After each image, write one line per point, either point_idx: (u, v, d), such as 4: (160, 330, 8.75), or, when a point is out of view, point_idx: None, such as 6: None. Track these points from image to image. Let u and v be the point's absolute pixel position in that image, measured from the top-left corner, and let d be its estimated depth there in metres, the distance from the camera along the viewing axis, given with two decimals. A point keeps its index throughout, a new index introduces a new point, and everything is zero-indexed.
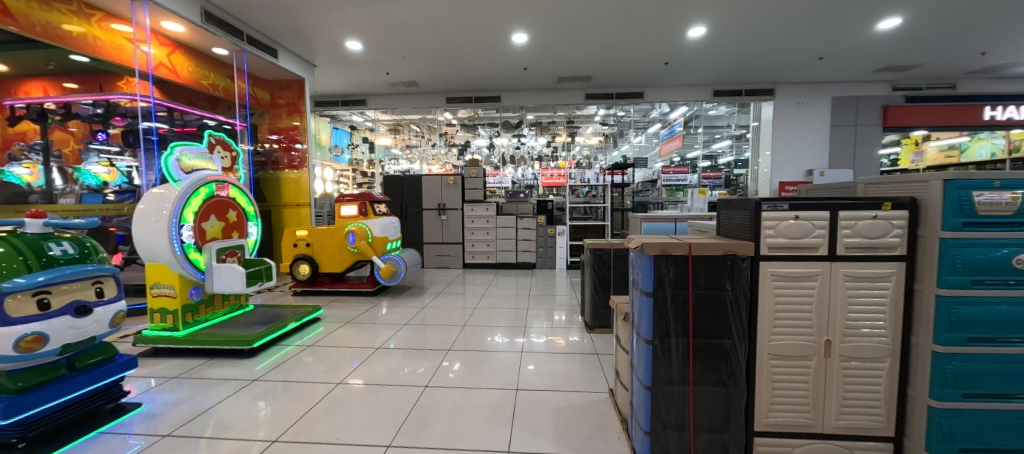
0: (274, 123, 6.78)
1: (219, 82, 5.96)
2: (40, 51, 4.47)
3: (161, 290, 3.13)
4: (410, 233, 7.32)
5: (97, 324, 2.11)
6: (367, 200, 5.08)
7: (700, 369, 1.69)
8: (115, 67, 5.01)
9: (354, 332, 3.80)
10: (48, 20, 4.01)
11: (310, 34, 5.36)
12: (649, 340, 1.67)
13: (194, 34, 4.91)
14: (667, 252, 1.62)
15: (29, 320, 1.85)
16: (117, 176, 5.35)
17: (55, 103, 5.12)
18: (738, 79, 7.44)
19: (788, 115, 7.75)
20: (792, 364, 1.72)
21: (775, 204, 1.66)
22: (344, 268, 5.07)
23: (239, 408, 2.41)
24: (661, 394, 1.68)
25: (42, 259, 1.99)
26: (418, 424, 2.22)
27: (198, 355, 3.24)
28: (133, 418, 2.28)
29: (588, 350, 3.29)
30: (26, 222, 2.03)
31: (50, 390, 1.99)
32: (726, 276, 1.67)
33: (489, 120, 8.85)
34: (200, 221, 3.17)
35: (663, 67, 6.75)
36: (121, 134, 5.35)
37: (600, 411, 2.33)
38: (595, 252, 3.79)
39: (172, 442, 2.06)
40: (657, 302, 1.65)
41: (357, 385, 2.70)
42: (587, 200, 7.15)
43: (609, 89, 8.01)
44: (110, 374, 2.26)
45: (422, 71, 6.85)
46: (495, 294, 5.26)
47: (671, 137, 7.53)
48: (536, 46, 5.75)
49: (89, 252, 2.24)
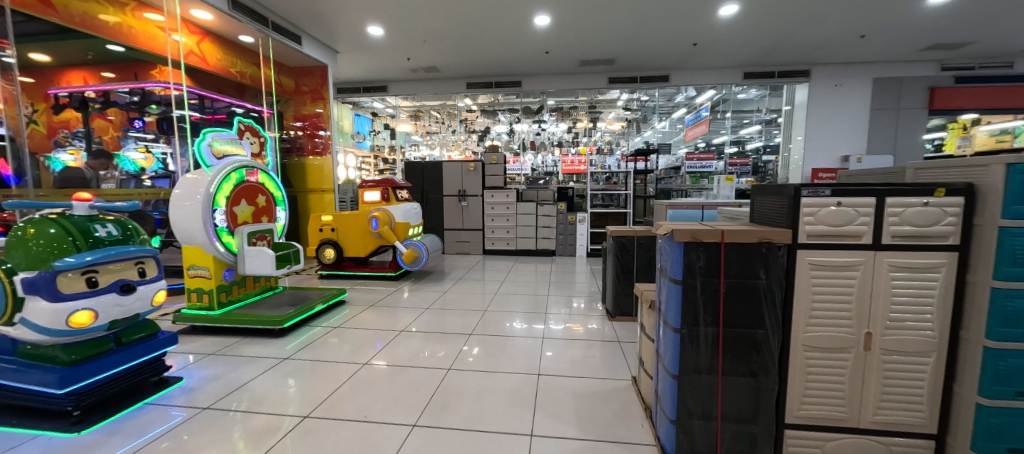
0: (299, 109, 6.89)
1: (245, 69, 6.03)
2: (79, 41, 4.66)
3: (197, 271, 3.28)
4: (431, 219, 7.40)
5: (140, 302, 2.23)
6: (389, 186, 5.11)
7: (731, 359, 1.64)
8: (149, 55, 5.16)
9: (377, 315, 3.88)
10: (84, 11, 4.18)
11: (332, 20, 5.38)
12: (677, 328, 1.65)
13: (221, 22, 5.01)
14: (697, 239, 1.58)
15: (79, 296, 1.98)
16: (153, 162, 5.49)
17: (94, 91, 5.34)
18: (770, 60, 7.09)
19: (824, 98, 7.36)
20: (828, 357, 1.66)
21: (816, 190, 1.58)
22: (367, 253, 5.15)
23: (271, 384, 2.52)
24: (687, 383, 1.66)
25: (90, 240, 2.10)
26: (441, 404, 2.27)
27: (233, 333, 3.40)
28: (175, 391, 2.42)
29: (608, 338, 3.28)
30: (75, 205, 2.15)
31: (100, 363, 2.12)
32: (760, 265, 1.61)
33: (509, 106, 8.76)
34: (232, 206, 3.26)
35: (690, 49, 6.48)
36: (156, 122, 5.55)
37: (622, 398, 2.32)
38: (617, 239, 3.71)
39: (210, 416, 2.17)
40: (686, 289, 1.62)
41: (380, 366, 2.77)
42: (606, 187, 6.97)
43: (633, 73, 7.73)
44: (152, 350, 2.38)
45: (442, 56, 6.79)
46: (515, 281, 5.27)
47: (696, 122, 7.18)
48: (558, 28, 5.59)
49: (131, 234, 2.35)
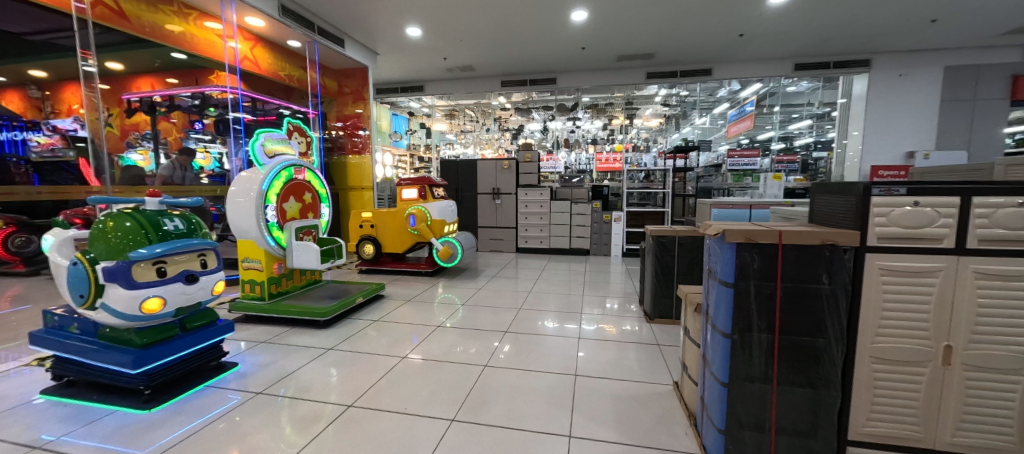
0: (341, 110, 7.16)
1: (294, 73, 6.44)
2: (147, 50, 5.07)
3: (250, 264, 3.50)
4: (465, 217, 7.49)
5: (203, 291, 2.39)
6: (426, 184, 5.22)
7: (787, 368, 1.54)
8: (207, 62, 5.54)
9: (414, 310, 3.98)
10: (155, 21, 4.56)
11: (374, 22, 5.54)
12: (727, 333, 1.56)
13: (272, 28, 5.29)
14: (751, 240, 1.49)
15: (151, 285, 2.15)
16: (211, 161, 5.91)
17: (161, 96, 5.65)
18: (823, 50, 6.64)
19: (885, 90, 6.80)
20: (898, 371, 1.53)
21: (889, 189, 1.46)
22: (404, 249, 5.28)
23: (315, 373, 2.63)
24: (738, 391, 1.58)
25: (159, 233, 2.28)
26: (478, 401, 2.28)
27: (281, 323, 3.59)
28: (230, 376, 2.59)
29: (646, 340, 3.18)
30: (146, 201, 2.33)
31: (168, 347, 2.29)
32: (822, 269, 1.50)
33: (543, 103, 8.73)
34: (282, 202, 3.44)
35: (735, 40, 6.16)
36: (213, 123, 5.85)
37: (663, 403, 2.24)
38: (657, 239, 3.56)
39: (261, 400, 2.30)
40: (738, 293, 1.53)
41: (416, 360, 2.83)
42: (644, 185, 6.83)
43: (672, 67, 7.48)
44: (212, 337, 2.55)
45: (477, 54, 6.84)
46: (548, 279, 5.23)
47: (740, 117, 6.83)
48: (595, 23, 5.48)
49: (195, 228, 2.51)
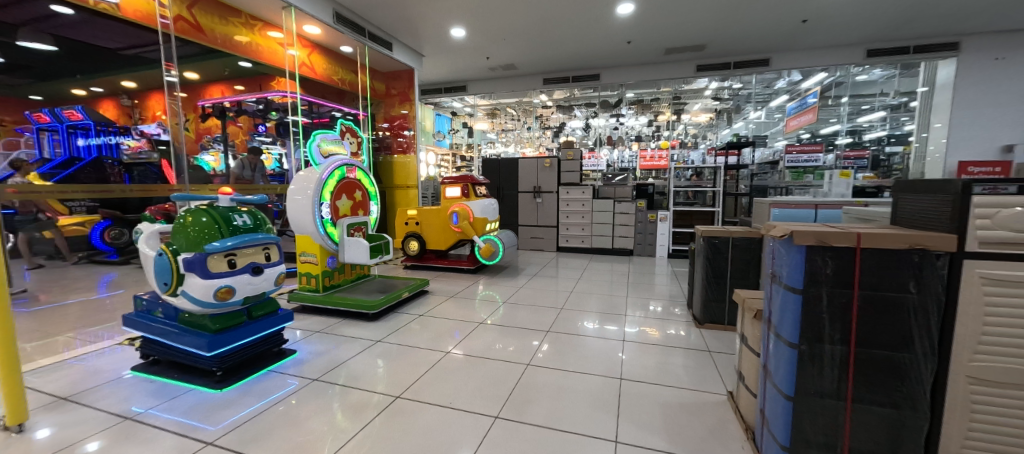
0: (388, 112, 7.44)
1: (346, 76, 6.69)
2: (217, 61, 5.51)
3: (307, 258, 3.74)
4: (506, 215, 7.53)
5: (267, 282, 2.57)
6: (468, 182, 5.29)
7: (865, 385, 1.40)
8: (270, 69, 5.95)
9: (456, 306, 4.06)
10: (226, 33, 4.97)
11: (420, 25, 5.70)
12: (794, 344, 1.45)
13: (327, 35, 5.60)
14: (824, 243, 1.37)
15: (223, 275, 2.35)
16: (272, 161, 6.35)
17: (230, 102, 6.15)
18: (901, 34, 6.00)
19: (976, 76, 6.05)
20: (1001, 393, 1.35)
21: (994, 187, 1.30)
22: (446, 246, 5.40)
23: (365, 363, 2.76)
24: (805, 406, 1.46)
25: (230, 227, 2.48)
26: (522, 400, 2.28)
27: (333, 314, 3.80)
28: (289, 362, 2.77)
29: (696, 346, 3.03)
30: (219, 198, 2.57)
31: (237, 332, 2.49)
32: (909, 275, 1.34)
33: (586, 100, 8.57)
34: (335, 200, 3.63)
35: (798, 26, 5.70)
36: (275, 126, 6.40)
37: (716, 413, 2.13)
38: (708, 240, 3.37)
39: (317, 386, 2.44)
40: (807, 300, 1.42)
41: (458, 356, 2.88)
42: (692, 183, 6.49)
43: (725, 58, 7.09)
44: (274, 325, 2.74)
45: (519, 53, 6.85)
46: (590, 280, 5.14)
47: (801, 110, 6.31)
48: (642, 15, 5.29)
49: (260, 223, 2.71)
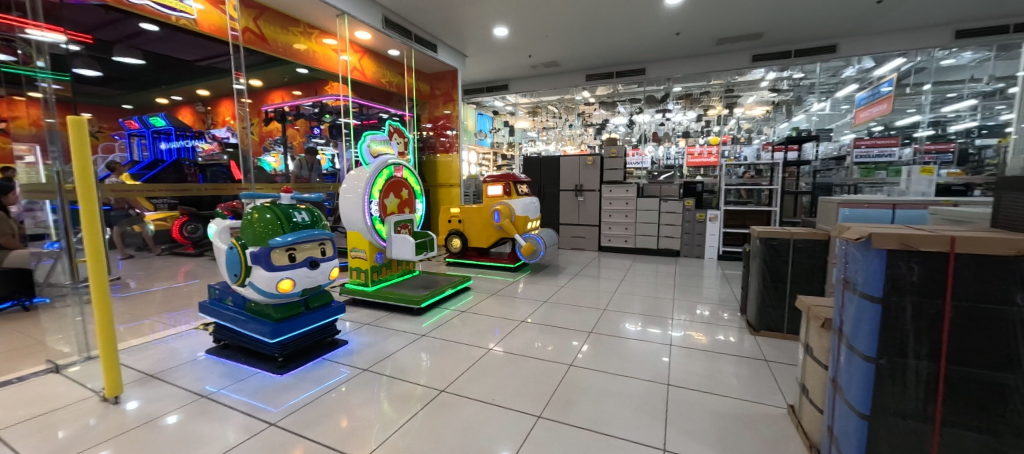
0: (432, 112, 7.65)
1: (393, 79, 6.91)
2: (277, 69, 5.92)
3: (357, 253, 3.92)
4: (547, 213, 7.48)
5: (322, 275, 2.72)
6: (510, 180, 5.31)
7: (957, 407, 1.25)
8: (324, 74, 6.31)
9: (497, 304, 4.09)
10: (286, 42, 5.32)
11: (463, 26, 5.80)
12: (871, 358, 1.32)
13: (376, 40, 5.84)
14: (909, 247, 1.23)
15: (284, 268, 2.52)
16: (326, 162, 6.80)
17: (290, 106, 6.39)
18: (998, 11, 5.30)
19: None
20: None
21: None
22: (488, 244, 5.47)
23: (410, 356, 2.85)
24: (883, 427, 1.33)
25: (291, 224, 2.65)
26: (564, 400, 2.26)
27: (381, 307, 3.97)
28: (341, 351, 2.92)
29: (752, 355, 2.85)
30: (281, 195, 2.76)
31: (296, 322, 2.67)
32: (1017, 286, 1.17)
33: (630, 96, 8.32)
34: (383, 198, 3.78)
35: (871, 8, 5.19)
36: (328, 128, 6.75)
37: (774, 427, 1.99)
38: (766, 242, 3.14)
39: (365, 376, 2.56)
40: (887, 311, 1.28)
41: (499, 353, 2.91)
42: (747, 181, 6.06)
43: (785, 47, 6.61)
44: (328, 316, 2.90)
45: (562, 49, 6.78)
46: (634, 281, 5.00)
47: (873, 100, 5.73)
48: (693, 5, 5.05)
49: (318, 220, 2.86)
